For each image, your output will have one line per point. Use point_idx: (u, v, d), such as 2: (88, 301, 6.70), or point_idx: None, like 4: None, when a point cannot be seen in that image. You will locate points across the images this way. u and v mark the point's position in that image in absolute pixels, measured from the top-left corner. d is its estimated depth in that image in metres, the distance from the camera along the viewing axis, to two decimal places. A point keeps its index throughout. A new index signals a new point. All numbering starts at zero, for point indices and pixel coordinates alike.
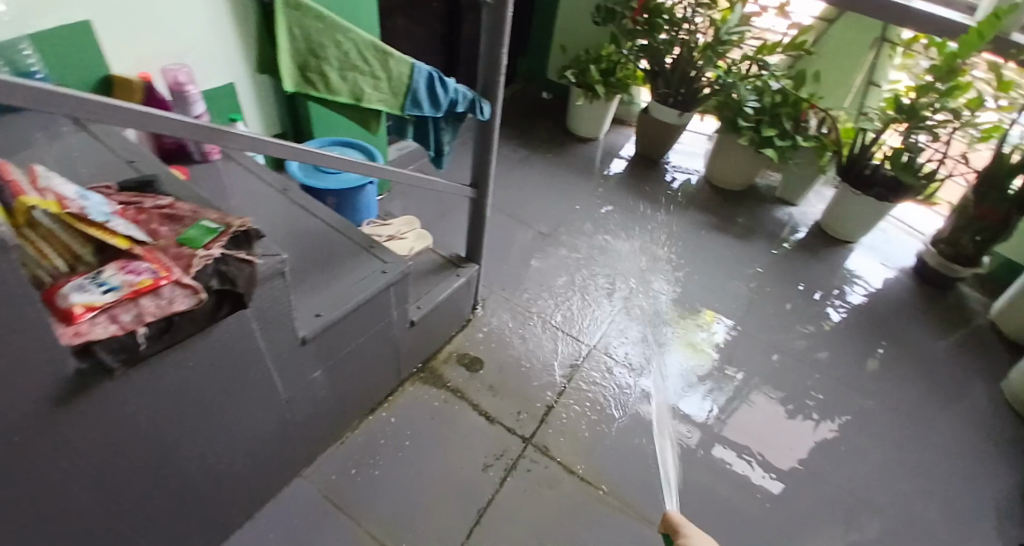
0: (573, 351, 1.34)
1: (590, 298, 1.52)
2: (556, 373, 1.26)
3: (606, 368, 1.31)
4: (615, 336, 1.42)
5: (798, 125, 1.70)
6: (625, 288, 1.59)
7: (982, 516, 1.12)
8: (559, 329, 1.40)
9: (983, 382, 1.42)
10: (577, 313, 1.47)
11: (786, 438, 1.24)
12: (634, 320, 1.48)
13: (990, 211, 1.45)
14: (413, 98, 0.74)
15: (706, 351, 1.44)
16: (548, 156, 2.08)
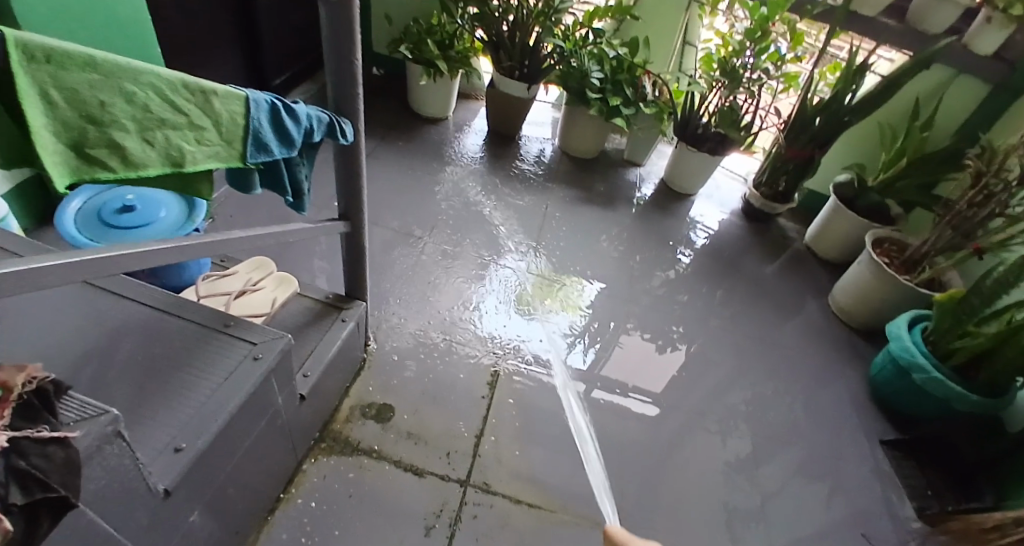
0: (471, 357, 1.27)
1: (468, 293, 1.45)
2: (465, 388, 1.19)
3: (508, 365, 1.28)
4: (514, 333, 1.37)
5: (636, 92, 1.78)
6: (507, 276, 1.54)
7: (836, 411, 1.37)
8: (449, 337, 1.31)
9: (810, 296, 1.71)
10: (460, 313, 1.38)
11: (650, 367, 1.39)
12: (526, 310, 1.45)
13: (797, 151, 1.69)
14: (257, 140, 0.54)
15: (584, 310, 1.50)
16: (399, 145, 1.88)
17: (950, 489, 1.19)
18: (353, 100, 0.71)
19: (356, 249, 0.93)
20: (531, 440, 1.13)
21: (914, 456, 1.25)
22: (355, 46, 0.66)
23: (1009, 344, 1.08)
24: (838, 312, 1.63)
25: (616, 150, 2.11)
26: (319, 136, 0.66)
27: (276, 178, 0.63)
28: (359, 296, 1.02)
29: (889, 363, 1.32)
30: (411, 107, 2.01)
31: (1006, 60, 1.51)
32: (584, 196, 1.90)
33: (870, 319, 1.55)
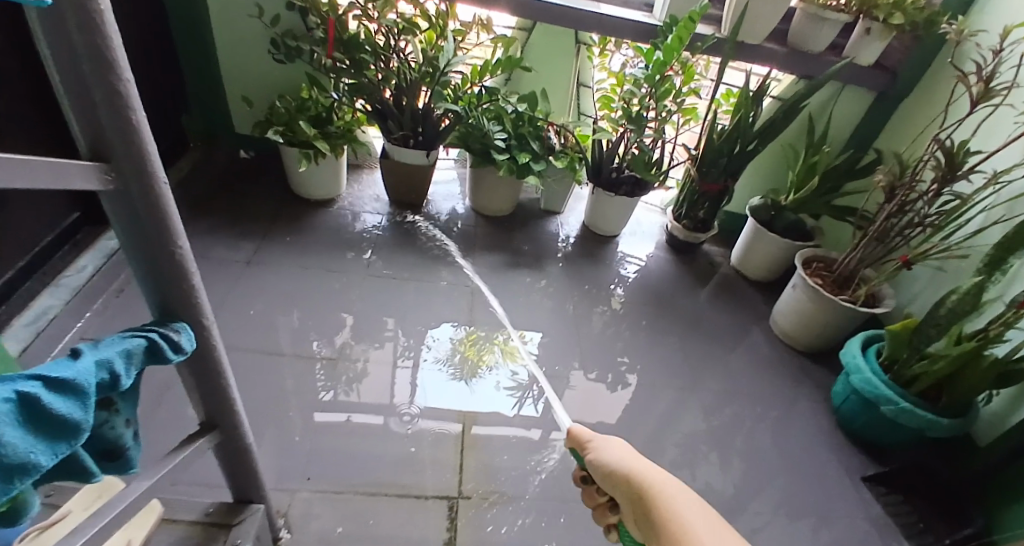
0: (440, 478, 1.08)
1: (414, 389, 1.25)
2: (439, 530, 0.99)
3: (489, 464, 1.12)
4: (464, 407, 1.23)
5: (543, 143, 1.68)
6: (441, 345, 1.38)
7: (820, 453, 1.28)
8: (405, 454, 1.11)
9: (755, 324, 1.67)
10: (411, 417, 1.19)
11: (597, 401, 1.33)
12: (466, 378, 1.31)
13: (712, 185, 1.67)
14: (1, 471, 0.31)
15: (532, 357, 1.41)
16: (285, 240, 1.58)
17: (941, 519, 1.18)
18: (188, 295, 0.48)
19: (239, 449, 0.68)
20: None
21: (901, 492, 1.20)
22: (175, 230, 0.45)
23: (967, 366, 1.07)
24: (784, 337, 1.59)
25: (531, 201, 1.98)
26: (136, 372, 0.43)
27: (74, 465, 0.40)
28: (253, 499, 0.77)
29: (852, 393, 1.28)
30: (294, 190, 1.73)
31: (886, 69, 1.60)
32: (511, 260, 1.73)
33: (816, 341, 1.53)
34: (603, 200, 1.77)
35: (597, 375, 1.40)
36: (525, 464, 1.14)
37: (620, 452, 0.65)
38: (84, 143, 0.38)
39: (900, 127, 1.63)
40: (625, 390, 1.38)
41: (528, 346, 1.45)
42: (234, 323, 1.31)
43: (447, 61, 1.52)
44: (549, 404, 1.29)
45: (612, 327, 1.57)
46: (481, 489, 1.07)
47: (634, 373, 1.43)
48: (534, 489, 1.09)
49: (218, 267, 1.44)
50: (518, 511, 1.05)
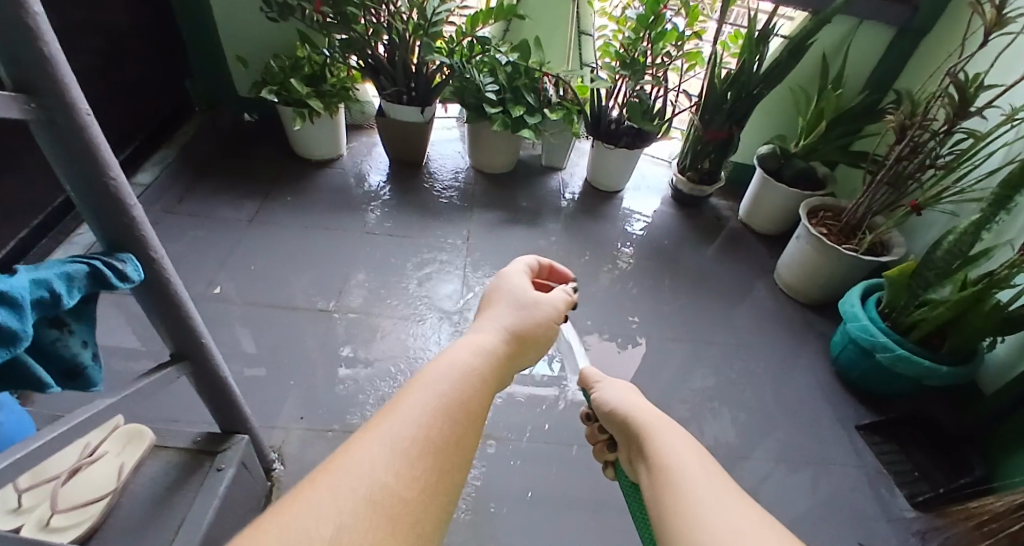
0: None
1: (413, 342, 1.29)
2: None
3: None
4: None
5: (539, 97, 1.64)
6: (449, 301, 1.41)
7: (814, 404, 1.27)
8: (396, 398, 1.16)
9: (758, 277, 1.63)
10: (405, 365, 1.24)
11: (587, 351, 1.34)
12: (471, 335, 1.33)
13: (716, 133, 1.61)
14: None
15: None
16: (287, 200, 1.62)
17: (941, 471, 1.14)
18: (130, 226, 0.51)
19: (215, 381, 0.73)
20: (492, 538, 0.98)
21: (896, 439, 1.19)
22: (107, 161, 0.47)
23: (969, 311, 1.04)
24: (786, 290, 1.56)
25: (533, 157, 1.96)
26: (79, 295, 0.47)
27: (25, 373, 0.44)
28: (241, 428, 0.83)
29: (850, 342, 1.25)
30: (296, 151, 1.76)
31: (908, 1, 1.48)
32: (509, 216, 1.72)
33: (820, 292, 1.48)
34: (603, 153, 1.73)
35: (591, 328, 1.41)
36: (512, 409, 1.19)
37: (620, 393, 0.69)
38: (4, 72, 0.38)
39: (922, 64, 1.52)
40: (618, 341, 1.38)
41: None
42: (237, 278, 1.37)
43: (435, 12, 1.50)
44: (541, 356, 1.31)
45: (609, 280, 1.56)
46: None
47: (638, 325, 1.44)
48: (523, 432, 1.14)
49: (222, 226, 1.50)
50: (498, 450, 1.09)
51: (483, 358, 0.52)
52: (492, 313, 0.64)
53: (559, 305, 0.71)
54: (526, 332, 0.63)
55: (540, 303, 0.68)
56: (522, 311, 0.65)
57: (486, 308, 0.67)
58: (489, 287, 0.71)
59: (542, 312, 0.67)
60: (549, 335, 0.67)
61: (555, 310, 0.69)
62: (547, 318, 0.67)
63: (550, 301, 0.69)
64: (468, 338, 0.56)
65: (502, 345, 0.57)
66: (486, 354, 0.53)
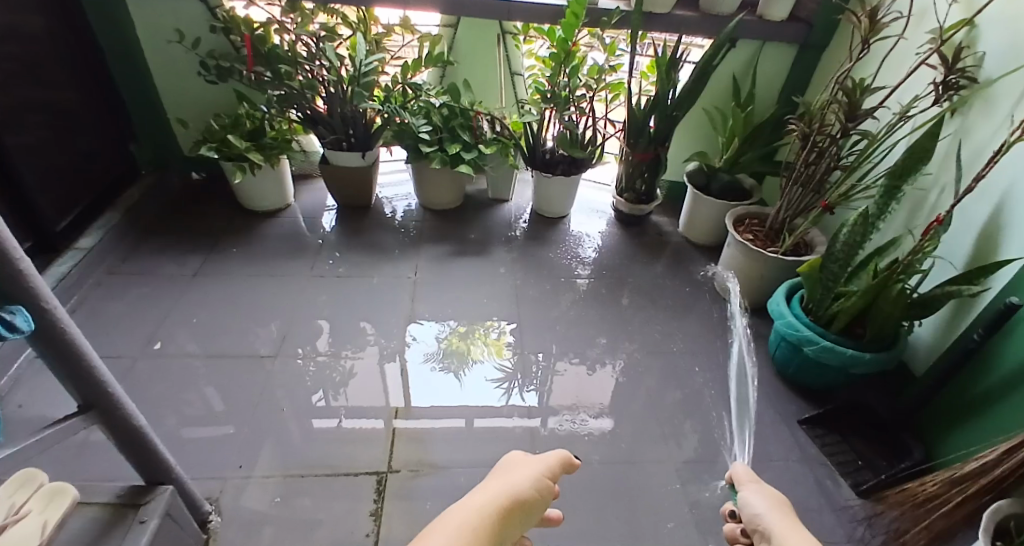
0: (372, 455, 1.12)
1: (374, 381, 1.29)
2: (368, 498, 1.04)
3: (425, 436, 1.17)
4: (406, 392, 1.27)
5: (474, 133, 1.73)
6: (421, 343, 1.42)
7: (757, 403, 1.30)
8: (346, 434, 1.16)
9: (700, 286, 1.69)
10: (359, 401, 1.24)
11: (538, 372, 1.36)
12: (429, 368, 1.34)
13: (644, 154, 1.71)
14: None
15: (511, 347, 1.43)
16: (234, 252, 1.64)
17: (883, 457, 1.16)
18: (19, 279, 0.54)
19: (131, 431, 0.74)
20: None
21: (836, 430, 1.22)
22: None
23: (880, 296, 1.09)
24: (726, 297, 1.61)
25: (479, 192, 2.03)
26: None
27: None
28: (166, 479, 0.84)
29: (781, 341, 1.30)
30: (244, 204, 1.80)
31: (802, 21, 1.62)
32: (458, 248, 1.76)
33: (757, 295, 1.54)
34: (543, 182, 1.81)
35: (544, 349, 1.43)
36: (459, 437, 1.18)
37: (770, 503, 0.75)
38: None
39: (821, 78, 1.65)
40: (570, 360, 1.40)
41: (490, 333, 1.47)
42: (181, 332, 1.37)
43: (364, 64, 1.56)
44: (497, 384, 1.32)
45: (555, 301, 1.60)
46: (410, 461, 1.11)
47: (601, 346, 1.46)
48: (471, 459, 1.13)
49: (168, 281, 1.51)
50: (445, 477, 1.09)
51: (471, 526, 0.57)
52: (485, 483, 0.68)
53: (549, 465, 0.74)
54: (518, 495, 0.65)
55: (526, 469, 0.71)
56: (510, 479, 0.68)
57: (486, 479, 0.71)
58: (498, 464, 0.75)
59: (527, 476, 0.69)
60: (544, 495, 0.69)
61: (540, 472, 0.72)
62: (534, 478, 0.70)
63: (538, 465, 0.73)
64: (442, 521, 0.58)
65: (486, 510, 0.60)
66: (467, 527, 0.56)
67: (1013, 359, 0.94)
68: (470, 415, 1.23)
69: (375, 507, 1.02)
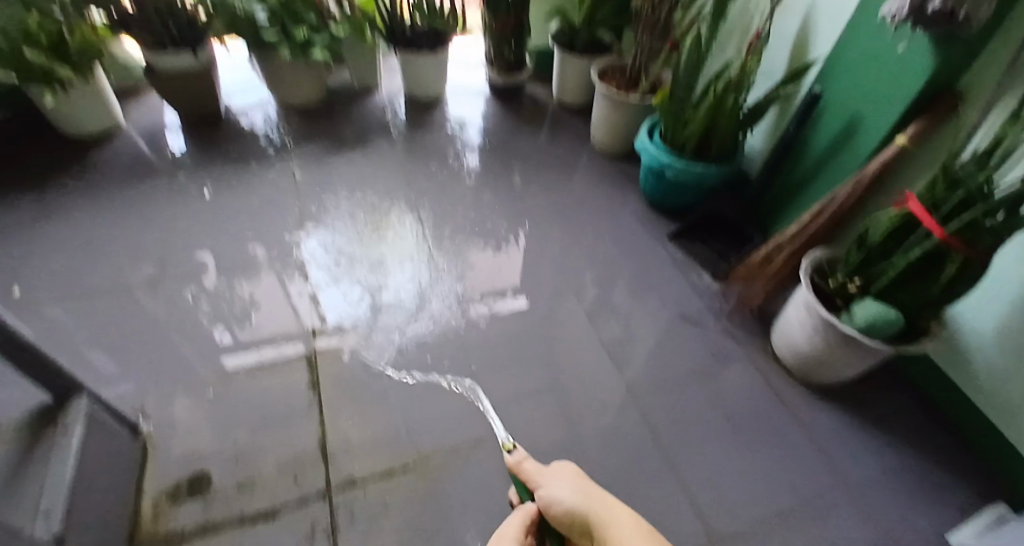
0: (298, 351, 1.16)
1: (284, 290, 1.29)
2: (301, 383, 1.10)
3: (349, 325, 1.23)
4: (319, 291, 1.30)
5: (319, 15, 1.63)
6: (323, 252, 1.39)
7: (634, 234, 1.49)
8: (267, 339, 1.18)
9: (579, 145, 1.80)
10: (274, 309, 1.25)
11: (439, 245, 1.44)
12: (337, 267, 1.36)
13: (506, 19, 1.70)
14: None
15: (415, 233, 1.47)
16: (74, 190, 1.45)
17: (733, 249, 1.42)
18: None
19: (23, 348, 0.70)
20: (381, 416, 1.06)
21: (697, 238, 1.45)
22: None
23: (719, 112, 1.25)
24: (601, 150, 1.74)
25: (343, 84, 1.91)
26: None
27: None
28: (81, 388, 0.81)
29: (648, 174, 1.46)
30: (61, 131, 1.56)
31: None
32: (335, 145, 1.69)
33: (627, 145, 1.70)
34: (409, 62, 1.74)
35: (451, 241, 1.46)
36: (381, 318, 1.25)
37: (565, 486, 0.71)
38: None
39: None
40: (479, 247, 1.46)
41: (397, 237, 1.46)
42: (39, 280, 1.23)
43: None
44: (416, 283, 1.34)
45: (445, 182, 1.64)
46: (334, 342, 1.17)
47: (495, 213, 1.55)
48: (396, 333, 1.22)
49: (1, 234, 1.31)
50: (373, 352, 1.17)
51: None
52: None
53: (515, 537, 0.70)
54: None
55: None
56: None
57: None
58: None
59: None
60: None
61: None
62: None
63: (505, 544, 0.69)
64: None
65: None
66: None
67: (823, 139, 1.16)
68: (388, 299, 1.29)
69: (309, 409, 1.05)
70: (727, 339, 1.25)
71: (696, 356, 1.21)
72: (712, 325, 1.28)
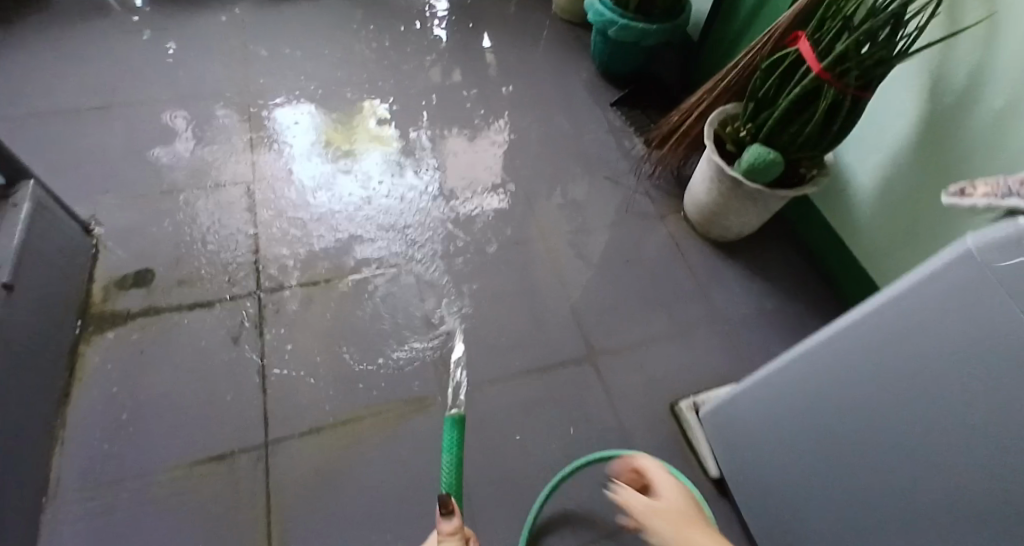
0: (243, 200, 1.22)
1: (249, 168, 1.28)
2: (242, 221, 1.18)
3: (311, 208, 1.23)
4: (285, 173, 1.28)
5: None
6: (292, 134, 1.36)
7: (575, 96, 1.53)
8: (220, 205, 1.20)
9: (539, 9, 1.77)
10: (233, 182, 1.25)
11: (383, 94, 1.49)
12: (308, 152, 1.33)
13: None
14: None
15: (391, 125, 1.42)
16: (31, 21, 1.50)
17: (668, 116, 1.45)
18: None
19: None
20: (317, 257, 1.15)
21: (636, 104, 1.49)
22: None
23: None
24: (559, 15, 1.72)
25: None
26: None
27: None
28: (24, 176, 0.92)
29: (596, 36, 1.46)
30: None
31: None
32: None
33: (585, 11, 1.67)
34: None
35: (425, 126, 1.43)
36: (346, 204, 1.24)
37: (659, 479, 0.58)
38: None
39: None
40: (454, 135, 1.42)
41: (373, 124, 1.42)
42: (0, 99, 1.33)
43: None
44: (387, 169, 1.32)
45: (397, 35, 1.65)
46: (273, 172, 1.28)
47: (441, 69, 1.58)
48: (360, 220, 1.22)
49: None
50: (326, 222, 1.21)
51: None
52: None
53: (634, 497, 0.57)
54: None
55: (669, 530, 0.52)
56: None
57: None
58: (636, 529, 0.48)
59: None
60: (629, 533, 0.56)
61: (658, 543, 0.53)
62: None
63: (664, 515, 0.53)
64: None
65: None
66: None
67: None
68: (356, 187, 1.28)
69: (257, 261, 1.12)
70: (641, 193, 1.33)
71: (608, 208, 1.30)
72: (632, 184, 1.35)
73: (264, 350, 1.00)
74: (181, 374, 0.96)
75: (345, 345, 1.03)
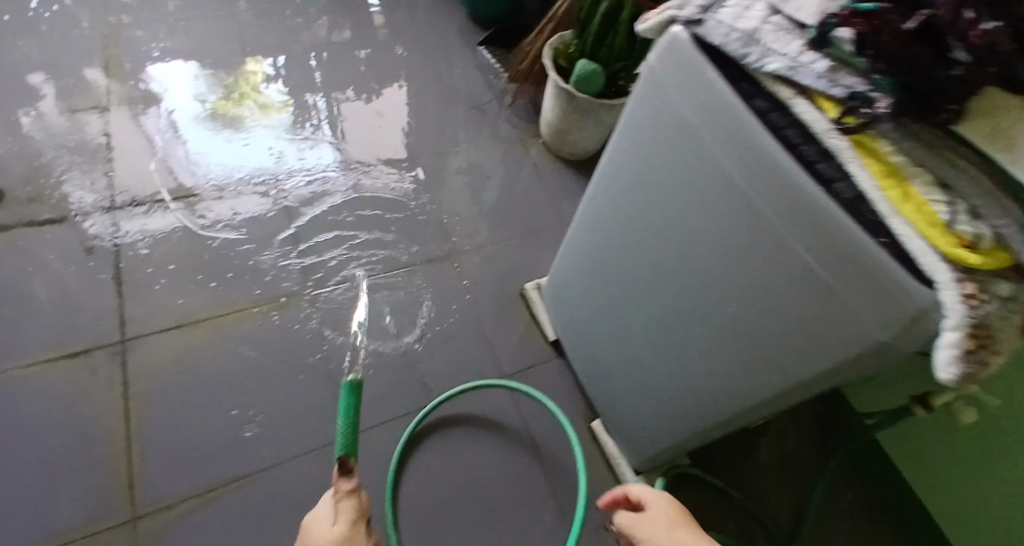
0: (104, 131, 1.22)
1: (124, 136, 1.22)
2: (99, 144, 1.19)
3: (198, 174, 1.20)
4: (168, 140, 1.24)
5: None
6: (175, 101, 1.31)
7: (449, 39, 1.62)
8: (88, 162, 1.16)
9: None
10: (106, 145, 1.20)
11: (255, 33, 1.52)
12: (194, 119, 1.29)
13: None
14: None
15: (283, 91, 1.40)
16: None
17: None
18: None
19: None
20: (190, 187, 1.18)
21: (504, 45, 1.61)
22: None
23: None
24: None
25: None
26: None
27: None
28: None
29: None
30: None
31: None
32: None
33: None
34: None
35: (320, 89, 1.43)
36: (238, 171, 1.22)
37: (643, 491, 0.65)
38: None
39: None
40: (350, 97, 1.43)
41: (265, 87, 1.40)
42: None
43: None
44: (282, 136, 1.31)
45: None
46: (138, 104, 1.28)
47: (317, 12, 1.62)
48: (253, 184, 1.21)
49: None
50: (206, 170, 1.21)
51: None
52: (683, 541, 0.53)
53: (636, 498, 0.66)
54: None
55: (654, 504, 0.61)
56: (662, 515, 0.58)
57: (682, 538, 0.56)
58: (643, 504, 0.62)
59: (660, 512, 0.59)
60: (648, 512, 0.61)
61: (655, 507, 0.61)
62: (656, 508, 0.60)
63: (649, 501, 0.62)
64: None
65: None
66: None
67: None
68: (248, 154, 1.26)
69: (117, 192, 1.13)
70: (507, 123, 1.46)
71: (475, 135, 1.42)
72: (495, 113, 1.47)
73: (116, 259, 1.04)
74: (32, 282, 0.98)
75: (216, 255, 1.08)
